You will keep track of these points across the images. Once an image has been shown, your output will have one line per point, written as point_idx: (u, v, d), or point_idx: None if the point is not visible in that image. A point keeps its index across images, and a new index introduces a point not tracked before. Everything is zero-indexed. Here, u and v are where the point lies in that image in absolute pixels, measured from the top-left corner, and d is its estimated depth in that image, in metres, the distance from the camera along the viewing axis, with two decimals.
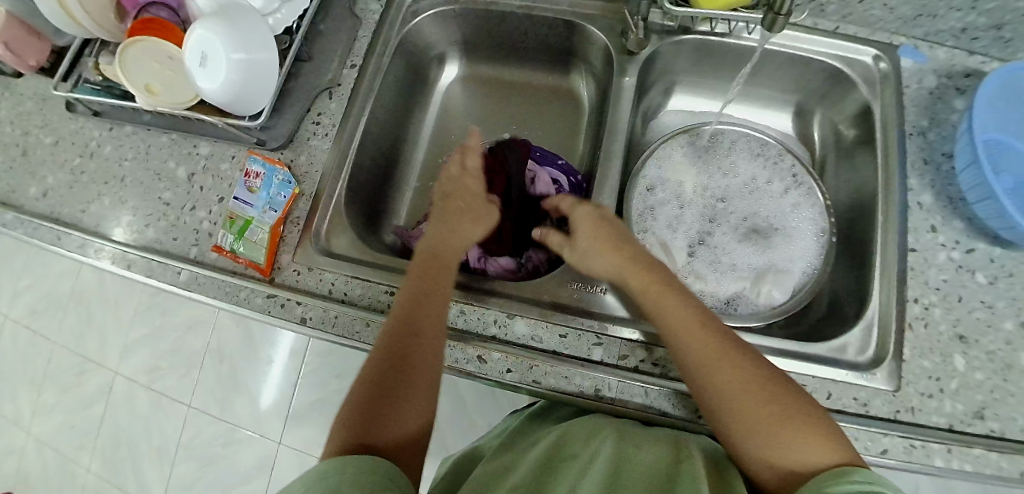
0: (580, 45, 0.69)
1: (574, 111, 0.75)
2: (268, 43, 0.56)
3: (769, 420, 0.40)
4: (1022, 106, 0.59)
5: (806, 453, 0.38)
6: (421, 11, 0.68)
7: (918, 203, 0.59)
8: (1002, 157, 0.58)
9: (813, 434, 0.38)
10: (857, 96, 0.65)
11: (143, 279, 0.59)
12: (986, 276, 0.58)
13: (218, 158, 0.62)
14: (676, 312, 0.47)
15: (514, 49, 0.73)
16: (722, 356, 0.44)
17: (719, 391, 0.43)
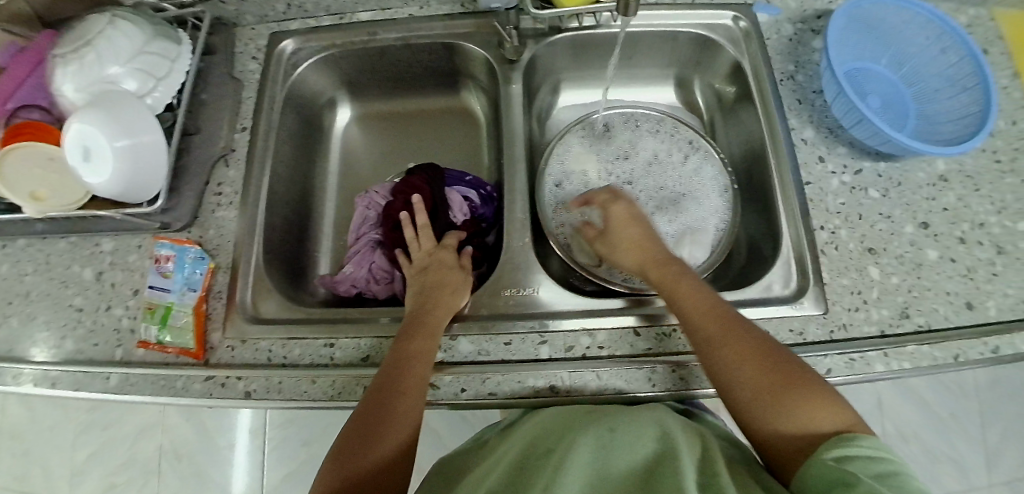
0: (463, 63, 0.71)
1: (473, 126, 0.78)
2: (150, 124, 0.55)
3: (779, 394, 0.43)
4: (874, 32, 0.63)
5: (816, 422, 0.41)
6: (300, 62, 0.69)
7: (803, 139, 0.64)
8: (866, 80, 0.64)
9: (825, 404, 0.42)
10: (726, 56, 0.70)
11: (68, 394, 0.55)
12: (878, 191, 0.63)
13: (124, 250, 0.61)
14: (697, 301, 0.51)
15: (402, 80, 0.75)
16: (739, 342, 0.47)
17: (727, 371, 0.46)
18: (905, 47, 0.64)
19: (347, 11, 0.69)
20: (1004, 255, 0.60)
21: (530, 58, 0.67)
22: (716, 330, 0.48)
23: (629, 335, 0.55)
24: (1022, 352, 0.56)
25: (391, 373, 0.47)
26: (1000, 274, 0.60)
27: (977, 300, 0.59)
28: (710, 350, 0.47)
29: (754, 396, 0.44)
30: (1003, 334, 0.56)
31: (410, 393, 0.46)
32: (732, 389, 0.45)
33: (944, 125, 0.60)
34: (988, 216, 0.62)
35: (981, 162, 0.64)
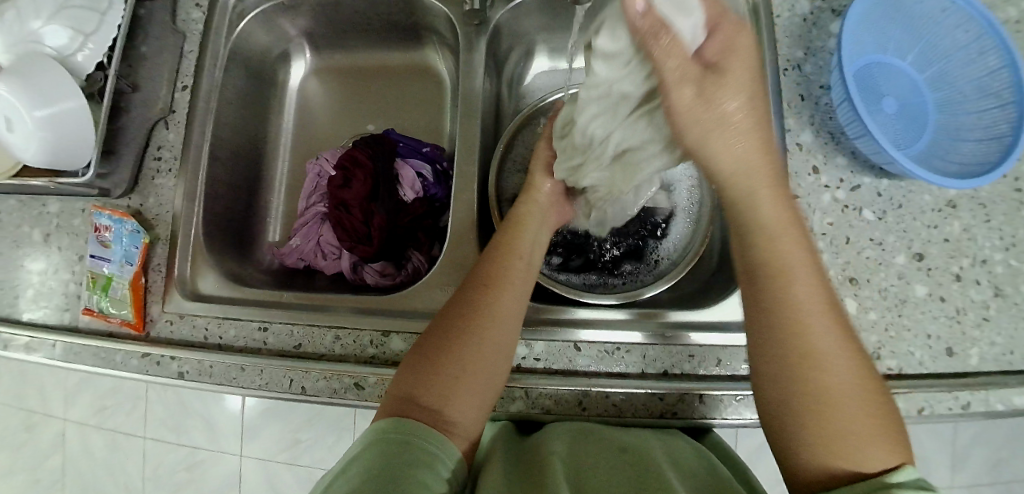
0: (425, 18, 0.65)
1: (437, 90, 0.73)
2: (72, 89, 0.51)
3: (838, 408, 0.33)
4: (883, 27, 0.57)
5: (867, 458, 0.32)
6: (249, 11, 0.63)
7: (798, 144, 0.56)
8: (870, 82, 0.57)
9: (883, 435, 0.32)
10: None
11: (19, 354, 0.57)
12: (873, 213, 0.55)
13: (69, 213, 0.60)
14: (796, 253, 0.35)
15: (361, 32, 0.70)
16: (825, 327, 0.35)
17: (780, 360, 0.35)
18: (935, 46, 0.57)
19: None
20: (1001, 298, 0.55)
21: (496, 24, 0.60)
22: (789, 299, 0.35)
23: (569, 350, 0.51)
24: (993, 410, 0.53)
25: (461, 309, 0.43)
26: (991, 319, 0.55)
27: (959, 345, 0.54)
28: (765, 333, 0.36)
29: (804, 405, 0.34)
30: (979, 390, 0.52)
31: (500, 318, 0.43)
32: (776, 390, 0.35)
33: (965, 144, 0.54)
34: (992, 252, 0.56)
35: (999, 189, 0.58)
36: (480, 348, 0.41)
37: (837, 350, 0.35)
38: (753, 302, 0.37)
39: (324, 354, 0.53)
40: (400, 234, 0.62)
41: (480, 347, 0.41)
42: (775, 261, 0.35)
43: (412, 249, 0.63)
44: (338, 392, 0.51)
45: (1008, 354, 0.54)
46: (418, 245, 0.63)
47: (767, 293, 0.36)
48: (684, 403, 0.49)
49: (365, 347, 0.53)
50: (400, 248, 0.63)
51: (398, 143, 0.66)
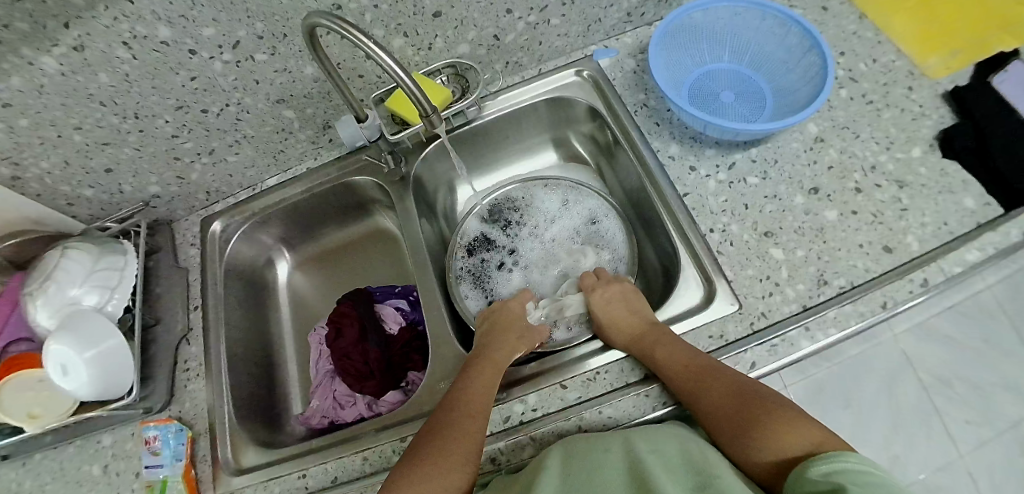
0: (364, 195, 0.82)
1: (391, 243, 0.87)
2: (111, 329, 0.63)
3: (756, 423, 0.46)
4: (694, 50, 0.72)
5: (789, 445, 0.44)
6: (231, 235, 0.79)
7: (670, 156, 0.68)
8: (706, 90, 0.71)
9: (790, 428, 0.44)
10: (580, 106, 0.76)
11: None
12: (757, 176, 0.65)
13: (122, 440, 0.67)
14: (667, 351, 0.54)
15: (322, 222, 0.85)
16: (702, 380, 0.50)
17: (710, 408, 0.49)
18: (739, 44, 0.72)
19: (257, 182, 0.81)
20: (906, 188, 0.64)
21: (413, 175, 0.76)
22: (682, 372, 0.51)
23: (557, 390, 0.57)
24: (951, 274, 0.57)
25: (438, 422, 0.52)
26: (909, 208, 0.63)
27: (894, 241, 0.61)
28: (692, 397, 0.50)
29: (732, 429, 0.47)
30: (926, 265, 0.58)
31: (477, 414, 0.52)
32: (717, 424, 0.48)
33: (800, 93, 0.67)
34: (880, 158, 0.66)
35: (854, 109, 0.70)
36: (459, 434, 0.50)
37: (739, 390, 0.49)
38: (683, 377, 0.51)
39: (356, 475, 0.58)
40: (395, 360, 0.70)
41: (460, 436, 0.49)
42: (647, 347, 0.55)
43: (411, 370, 0.70)
44: None
45: (938, 226, 0.61)
46: (415, 364, 0.71)
47: (660, 365, 0.53)
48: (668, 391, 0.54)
49: (389, 457, 0.58)
50: (400, 373, 0.70)
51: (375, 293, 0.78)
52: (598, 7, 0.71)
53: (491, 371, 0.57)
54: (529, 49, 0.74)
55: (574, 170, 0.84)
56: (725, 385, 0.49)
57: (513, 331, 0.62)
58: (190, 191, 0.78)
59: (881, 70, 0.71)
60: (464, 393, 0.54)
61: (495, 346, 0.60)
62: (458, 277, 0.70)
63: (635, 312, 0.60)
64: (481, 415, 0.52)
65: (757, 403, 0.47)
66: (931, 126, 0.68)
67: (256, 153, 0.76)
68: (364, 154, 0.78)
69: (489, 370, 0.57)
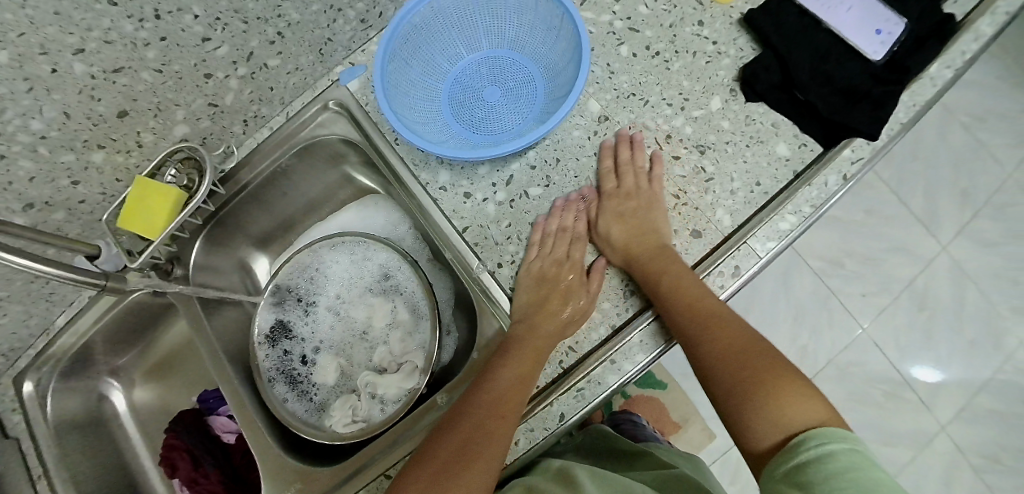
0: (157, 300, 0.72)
1: None
2: None
3: (759, 387, 0.42)
4: (437, 48, 0.61)
5: (797, 420, 0.39)
6: (47, 390, 0.70)
7: (441, 188, 0.57)
8: (466, 91, 0.61)
9: (802, 392, 0.40)
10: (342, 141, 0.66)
11: None
12: (539, 186, 0.56)
13: None
14: (688, 281, 0.49)
15: (132, 340, 0.76)
16: (717, 330, 0.46)
17: (713, 364, 0.46)
18: (485, 27, 0.61)
19: (49, 324, 0.71)
20: (710, 151, 0.57)
21: (194, 277, 0.67)
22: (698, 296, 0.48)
23: (382, 483, 0.53)
24: (766, 251, 0.54)
25: (472, 421, 0.45)
26: (715, 177, 0.57)
27: (704, 221, 0.56)
28: (694, 344, 0.46)
29: (731, 391, 0.43)
30: (739, 246, 0.54)
31: (508, 410, 0.45)
32: (719, 392, 0.44)
33: (563, 74, 0.57)
34: (674, 122, 0.58)
35: (638, 67, 0.60)
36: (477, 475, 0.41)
37: (742, 347, 0.45)
38: (688, 323, 0.47)
39: None
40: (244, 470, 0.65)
41: (484, 449, 0.43)
42: (664, 265, 0.50)
43: None
44: None
45: (750, 188, 0.56)
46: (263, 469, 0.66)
47: (667, 301, 0.48)
48: None
49: None
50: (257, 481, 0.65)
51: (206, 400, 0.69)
52: (317, 29, 0.60)
53: (536, 353, 0.49)
54: (263, 97, 0.65)
55: (372, 205, 0.71)
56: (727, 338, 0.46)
57: (580, 276, 0.52)
58: None
59: (665, 8, 0.62)
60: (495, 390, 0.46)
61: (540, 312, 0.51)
62: (271, 378, 0.62)
63: (646, 232, 0.52)
64: (506, 427, 0.44)
65: (766, 369, 0.43)
66: (731, 64, 0.61)
67: (26, 304, 0.67)
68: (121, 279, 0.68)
69: (541, 340, 0.49)
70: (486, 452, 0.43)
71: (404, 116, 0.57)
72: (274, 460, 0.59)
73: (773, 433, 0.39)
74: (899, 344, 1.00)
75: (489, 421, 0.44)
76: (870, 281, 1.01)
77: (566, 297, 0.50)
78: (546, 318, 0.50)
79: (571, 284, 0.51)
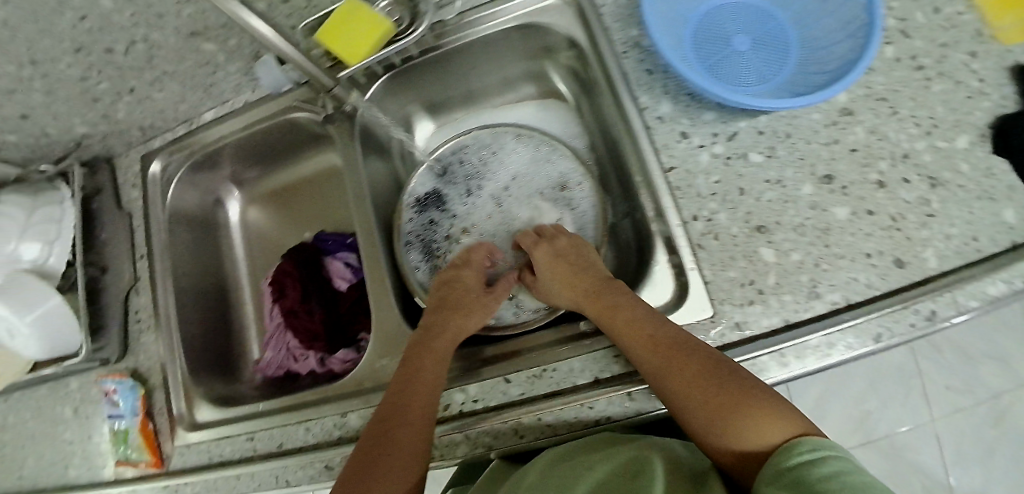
0: (308, 131, 0.70)
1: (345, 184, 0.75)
2: (46, 291, 0.61)
3: (729, 415, 0.42)
4: None
5: (767, 437, 0.41)
6: (172, 175, 0.71)
7: (659, 117, 0.56)
8: (721, 23, 0.56)
9: (773, 417, 0.41)
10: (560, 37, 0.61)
11: None
12: (760, 154, 0.54)
13: (86, 387, 0.69)
14: (630, 324, 0.49)
15: (263, 160, 0.74)
16: (672, 358, 0.46)
17: (682, 393, 0.44)
18: None
19: (194, 116, 0.70)
20: (939, 188, 0.51)
21: (360, 118, 0.63)
22: (654, 342, 0.47)
23: (500, 384, 0.55)
24: (965, 308, 0.48)
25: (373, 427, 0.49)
26: (936, 215, 0.51)
27: (909, 253, 0.51)
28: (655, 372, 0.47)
29: (709, 412, 0.43)
30: (939, 294, 0.48)
31: (421, 416, 0.49)
32: (686, 405, 0.44)
33: (831, 51, 0.52)
34: (916, 145, 0.53)
35: (897, 75, 0.55)
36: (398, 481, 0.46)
37: (711, 367, 0.44)
38: (642, 350, 0.48)
39: (300, 445, 0.60)
40: (343, 322, 0.67)
41: (404, 436, 0.47)
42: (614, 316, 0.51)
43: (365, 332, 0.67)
44: (316, 478, 0.57)
45: (971, 241, 0.50)
46: (365, 325, 0.67)
47: (620, 337, 0.50)
48: (613, 406, 0.51)
49: (330, 431, 0.59)
50: (352, 335, 0.67)
51: (325, 242, 0.71)
52: None
53: (431, 359, 0.53)
54: None
55: (554, 109, 0.70)
56: (690, 364, 0.45)
57: (485, 300, 0.59)
58: (120, 129, 0.68)
59: (941, 24, 0.56)
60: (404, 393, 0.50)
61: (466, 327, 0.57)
62: (407, 243, 0.65)
63: (569, 287, 0.57)
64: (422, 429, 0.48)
65: (739, 386, 0.43)
66: (988, 109, 0.52)
67: (184, 87, 0.65)
68: (295, 97, 0.65)
69: (439, 347, 0.54)
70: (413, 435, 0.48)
71: (656, 28, 0.53)
72: (393, 325, 0.60)
73: (728, 453, 0.42)
74: (973, 457, 0.92)
75: (404, 399, 0.49)
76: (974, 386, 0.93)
77: (472, 312, 0.58)
78: (473, 321, 0.58)
79: (473, 305, 0.59)
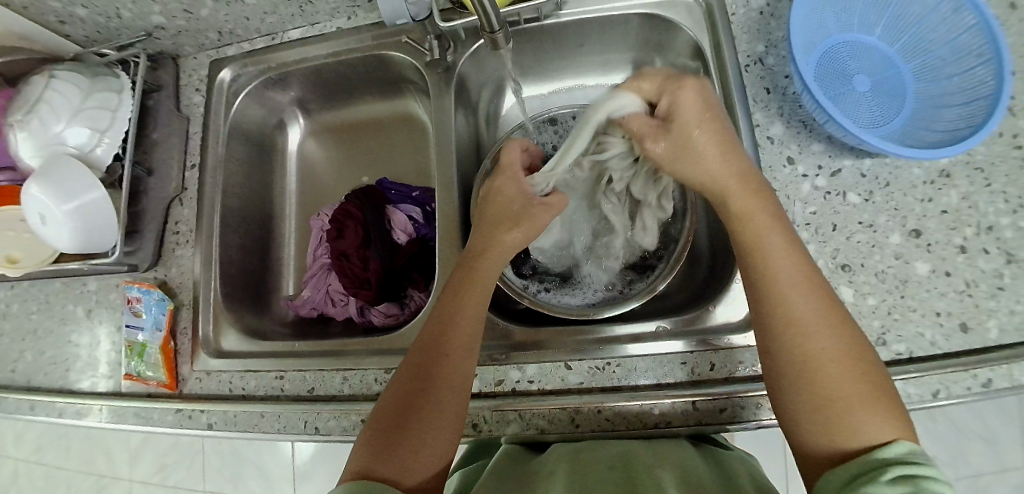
0: (399, 71, 0.72)
1: (420, 131, 0.79)
2: (92, 182, 0.57)
3: (847, 393, 0.37)
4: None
5: (866, 430, 0.36)
6: (242, 89, 0.71)
7: (769, 137, 0.57)
8: (851, 61, 0.57)
9: (882, 411, 0.36)
10: (682, 34, 0.64)
11: (57, 420, 0.64)
12: (859, 195, 0.55)
13: (106, 289, 0.66)
14: (767, 243, 0.43)
15: (347, 92, 0.77)
16: (801, 300, 0.40)
17: (802, 349, 0.39)
18: (901, 14, 0.56)
19: (277, 31, 0.71)
20: (1016, 265, 0.51)
21: (460, 69, 0.66)
22: (779, 267, 0.42)
23: (559, 370, 0.55)
24: (1020, 383, 0.48)
25: (409, 369, 0.49)
26: (1008, 289, 0.51)
27: (974, 319, 0.51)
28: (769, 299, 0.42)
29: (814, 372, 0.38)
30: (999, 364, 0.48)
31: (454, 371, 0.48)
32: (788, 358, 0.40)
33: (948, 110, 0.53)
34: (1003, 218, 0.52)
35: (998, 149, 0.55)
36: (434, 440, 0.45)
37: (839, 338, 0.39)
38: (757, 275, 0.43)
39: (334, 394, 0.58)
40: (395, 274, 0.69)
41: (438, 384, 0.47)
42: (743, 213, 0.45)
43: (413, 288, 0.70)
44: (347, 430, 0.55)
45: None
46: (415, 284, 0.71)
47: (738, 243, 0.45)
48: (674, 410, 0.51)
49: (370, 385, 0.57)
50: (400, 290, 0.70)
51: (390, 192, 0.75)
52: None
53: (470, 299, 0.51)
54: None
55: None
56: (819, 316, 0.40)
57: (524, 210, 0.55)
58: (199, 28, 0.67)
59: None
60: (441, 340, 0.49)
61: (488, 254, 0.53)
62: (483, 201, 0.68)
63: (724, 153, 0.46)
64: (452, 376, 0.47)
65: (859, 370, 0.38)
66: None
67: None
68: (404, 35, 0.67)
69: (475, 293, 0.51)
70: (442, 383, 0.47)
71: (796, 43, 0.54)
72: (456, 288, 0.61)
73: (810, 420, 0.38)
74: None
75: (439, 356, 0.48)
76: (966, 464, 0.93)
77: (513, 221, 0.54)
78: (494, 249, 0.53)
79: (516, 213, 0.55)
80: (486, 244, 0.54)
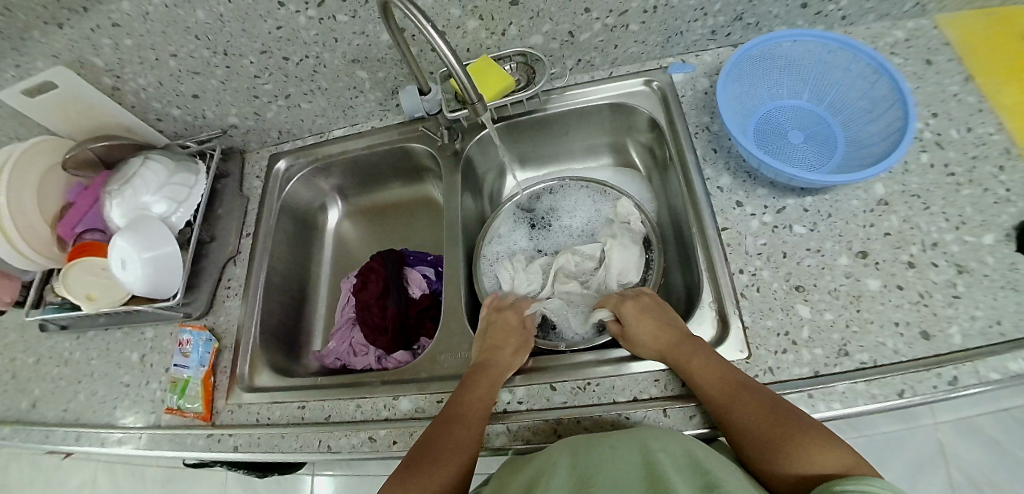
0: (420, 162, 0.86)
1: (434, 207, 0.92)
2: (169, 236, 0.70)
3: (794, 446, 0.45)
4: (784, 71, 0.70)
5: (820, 465, 0.43)
6: (291, 176, 0.86)
7: (719, 187, 0.67)
8: (786, 120, 0.69)
9: (822, 448, 0.44)
10: (642, 114, 0.78)
11: (99, 448, 0.69)
12: (805, 226, 0.63)
13: (159, 334, 0.75)
14: (703, 364, 0.53)
15: (373, 179, 0.91)
16: (732, 395, 0.50)
17: (743, 429, 0.48)
18: (822, 83, 0.69)
19: (325, 131, 0.87)
20: (965, 275, 0.57)
21: (467, 153, 0.80)
22: (711, 377, 0.52)
23: (546, 390, 0.59)
24: (987, 380, 0.51)
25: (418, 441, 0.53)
26: (962, 297, 0.56)
27: (934, 327, 0.54)
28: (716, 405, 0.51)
29: (765, 441, 0.46)
30: (960, 362, 0.52)
31: (461, 440, 0.53)
32: (740, 437, 0.48)
33: (873, 148, 0.63)
34: (942, 236, 0.59)
35: (931, 178, 0.63)
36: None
37: (769, 408, 0.48)
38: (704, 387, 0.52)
39: (349, 419, 0.63)
40: (409, 322, 0.77)
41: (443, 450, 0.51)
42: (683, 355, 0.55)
43: (423, 336, 0.77)
44: (357, 447, 0.60)
45: (988, 323, 0.54)
46: (427, 330, 0.77)
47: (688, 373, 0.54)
48: (650, 419, 0.55)
49: (380, 410, 0.62)
50: (412, 338, 0.77)
51: (408, 256, 0.84)
52: (678, 20, 0.71)
53: (482, 382, 0.59)
54: (604, 50, 0.76)
55: (627, 177, 0.86)
56: (755, 401, 0.49)
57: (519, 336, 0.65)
58: (265, 128, 0.85)
59: (972, 141, 0.64)
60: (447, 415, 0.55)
61: (494, 353, 0.62)
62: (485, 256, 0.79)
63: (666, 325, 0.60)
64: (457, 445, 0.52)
65: (793, 424, 0.46)
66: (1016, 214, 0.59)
67: (327, 104, 0.81)
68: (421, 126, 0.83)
69: (482, 381, 0.58)
70: (445, 454, 0.51)
71: (727, 106, 0.67)
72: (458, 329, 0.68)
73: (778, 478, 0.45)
74: None
75: (450, 426, 0.53)
76: None
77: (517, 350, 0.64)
78: (501, 353, 0.62)
79: (513, 340, 0.64)
80: (491, 349, 0.63)
